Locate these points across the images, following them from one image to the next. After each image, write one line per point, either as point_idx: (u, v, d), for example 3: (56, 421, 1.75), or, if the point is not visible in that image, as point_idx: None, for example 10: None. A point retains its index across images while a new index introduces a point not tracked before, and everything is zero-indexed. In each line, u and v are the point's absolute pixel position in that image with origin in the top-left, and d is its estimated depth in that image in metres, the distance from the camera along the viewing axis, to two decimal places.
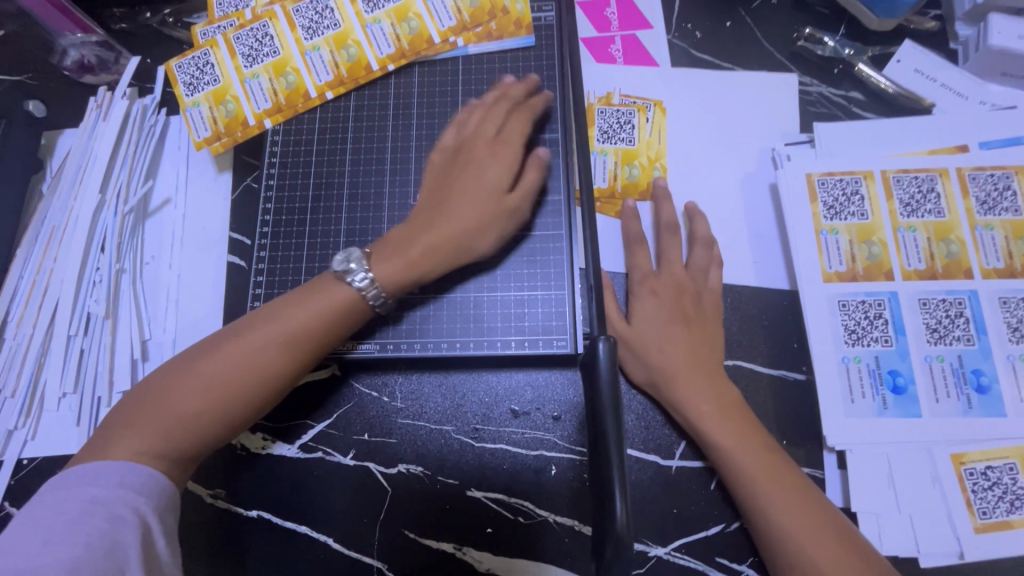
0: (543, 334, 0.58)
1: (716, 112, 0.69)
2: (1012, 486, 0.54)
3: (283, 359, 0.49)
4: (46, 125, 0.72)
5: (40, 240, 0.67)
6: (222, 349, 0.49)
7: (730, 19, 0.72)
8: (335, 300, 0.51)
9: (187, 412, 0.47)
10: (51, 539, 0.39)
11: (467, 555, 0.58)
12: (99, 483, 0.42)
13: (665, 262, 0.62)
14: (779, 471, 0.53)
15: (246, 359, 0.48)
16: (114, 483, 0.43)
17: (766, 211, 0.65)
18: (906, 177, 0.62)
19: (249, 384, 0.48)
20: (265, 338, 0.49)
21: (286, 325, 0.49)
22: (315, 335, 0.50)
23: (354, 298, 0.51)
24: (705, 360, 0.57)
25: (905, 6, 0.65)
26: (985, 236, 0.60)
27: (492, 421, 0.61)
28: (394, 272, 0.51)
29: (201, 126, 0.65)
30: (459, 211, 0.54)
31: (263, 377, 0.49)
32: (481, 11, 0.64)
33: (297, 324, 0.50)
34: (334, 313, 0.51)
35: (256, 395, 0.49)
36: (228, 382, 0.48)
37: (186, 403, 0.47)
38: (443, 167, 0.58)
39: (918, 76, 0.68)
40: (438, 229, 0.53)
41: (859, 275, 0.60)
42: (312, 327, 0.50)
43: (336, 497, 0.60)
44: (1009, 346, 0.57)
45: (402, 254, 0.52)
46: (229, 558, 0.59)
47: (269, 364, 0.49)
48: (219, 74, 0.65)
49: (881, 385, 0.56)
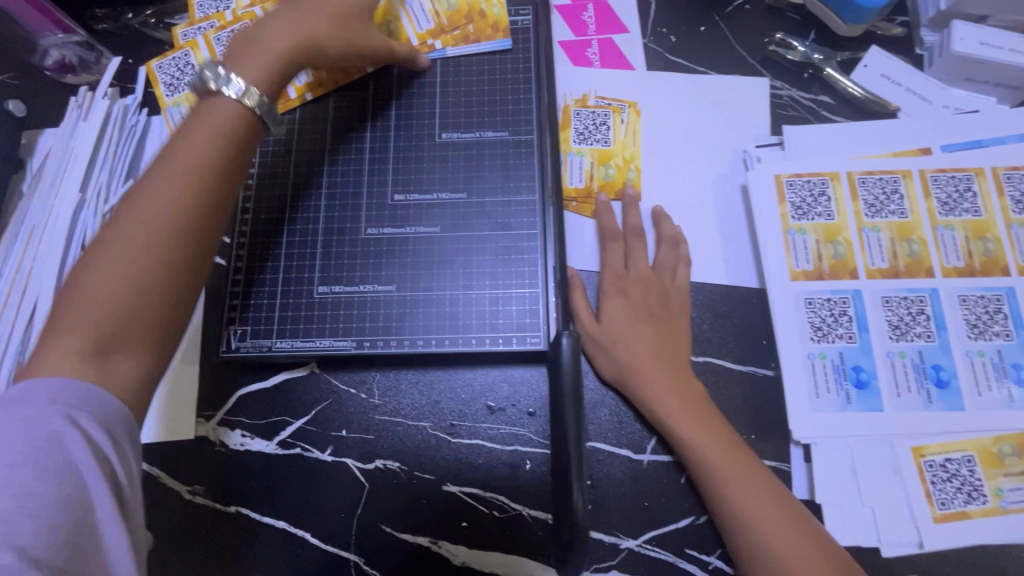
0: (517, 331, 0.59)
1: (690, 114, 0.70)
2: (970, 478, 0.56)
3: (183, 194, 0.43)
4: (26, 124, 0.73)
5: (20, 238, 0.68)
6: (125, 212, 0.43)
7: (704, 23, 0.74)
8: (218, 123, 0.46)
9: (105, 293, 0.40)
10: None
11: (442, 548, 0.59)
12: (36, 402, 0.37)
13: (636, 261, 0.63)
14: (742, 465, 0.54)
15: (144, 213, 0.42)
16: (48, 401, 0.37)
17: (737, 212, 0.67)
18: (871, 178, 0.64)
19: (161, 237, 0.42)
20: (155, 184, 0.43)
21: (173, 165, 0.44)
22: (212, 162, 0.45)
23: (237, 110, 0.47)
24: (671, 354, 0.59)
25: (873, 12, 0.67)
26: (945, 236, 0.62)
27: (468, 417, 0.62)
28: (266, 68, 0.49)
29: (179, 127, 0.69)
30: (317, 19, 0.53)
31: (173, 223, 0.43)
32: (460, 15, 0.67)
33: (186, 157, 0.44)
34: (221, 135, 0.46)
35: (175, 248, 0.42)
36: (135, 244, 0.41)
37: (104, 280, 0.41)
38: None
39: (885, 80, 0.70)
40: (295, 29, 0.52)
41: (825, 274, 0.62)
42: (206, 157, 0.45)
43: (314, 492, 0.61)
44: (968, 342, 0.58)
45: (260, 51, 0.50)
46: (206, 553, 0.60)
47: (170, 206, 0.43)
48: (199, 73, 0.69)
49: (844, 380, 0.58)
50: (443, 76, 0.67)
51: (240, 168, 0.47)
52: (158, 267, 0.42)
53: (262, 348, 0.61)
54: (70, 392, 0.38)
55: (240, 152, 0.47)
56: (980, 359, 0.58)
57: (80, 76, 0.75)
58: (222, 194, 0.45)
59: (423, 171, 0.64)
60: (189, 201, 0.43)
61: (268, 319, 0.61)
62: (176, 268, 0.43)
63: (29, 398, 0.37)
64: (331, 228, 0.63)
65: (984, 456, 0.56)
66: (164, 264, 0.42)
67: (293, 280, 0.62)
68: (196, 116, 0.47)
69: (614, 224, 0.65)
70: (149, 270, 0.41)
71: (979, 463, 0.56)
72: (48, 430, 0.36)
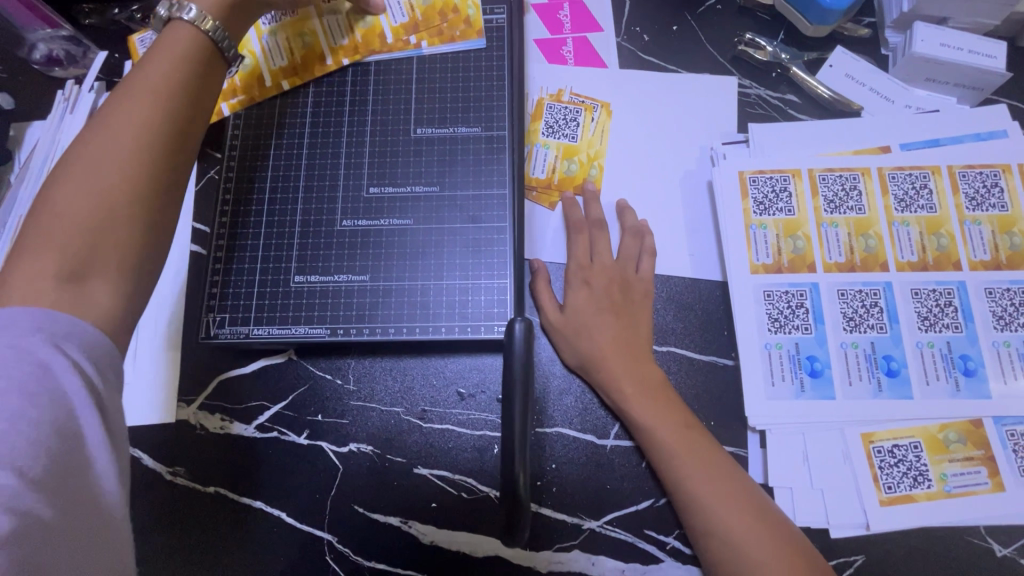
0: (485, 320, 0.62)
1: (659, 112, 0.72)
2: (916, 463, 0.58)
3: (151, 105, 0.46)
4: (16, 117, 0.75)
5: (7, 230, 0.69)
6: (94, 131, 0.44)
7: (677, 23, 0.76)
8: (179, 49, 0.50)
9: (81, 201, 0.42)
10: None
11: (412, 527, 0.62)
12: (22, 329, 0.37)
13: (599, 251, 0.66)
14: (696, 446, 0.57)
15: (115, 125, 0.45)
16: (35, 329, 0.38)
17: (703, 206, 0.69)
18: (831, 175, 0.66)
19: (135, 145, 0.44)
20: (123, 100, 0.46)
21: (139, 83, 0.47)
22: (178, 80, 0.48)
23: (194, 36, 0.51)
24: (630, 339, 0.62)
25: (837, 13, 0.69)
26: (901, 231, 0.64)
27: (439, 403, 0.64)
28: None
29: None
30: None
31: (145, 131, 0.45)
32: (434, 11, 0.68)
33: (151, 77, 0.47)
34: (183, 58, 0.50)
35: (147, 154, 0.45)
36: (108, 153, 0.43)
37: (79, 188, 0.42)
38: None
39: (850, 80, 0.72)
40: None
41: (784, 267, 0.64)
42: (172, 77, 0.48)
43: (292, 473, 0.63)
44: (918, 334, 0.61)
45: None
46: (186, 531, 0.62)
47: (141, 116, 0.45)
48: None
49: (799, 369, 0.61)
50: (418, 74, 0.69)
51: (205, 88, 0.51)
52: (133, 176, 0.44)
53: (240, 334, 0.63)
54: (57, 315, 0.39)
55: (203, 75, 0.51)
56: (929, 350, 0.60)
57: (68, 70, 0.77)
58: (191, 109, 0.49)
59: (398, 165, 0.66)
60: (159, 112, 0.46)
61: (246, 307, 0.63)
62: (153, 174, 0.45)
63: (10, 325, 0.37)
64: (308, 219, 0.65)
65: (930, 442, 0.58)
66: (138, 169, 0.44)
67: (271, 269, 0.64)
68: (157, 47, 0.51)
69: (580, 215, 0.67)
70: (124, 178, 0.43)
71: (926, 449, 0.58)
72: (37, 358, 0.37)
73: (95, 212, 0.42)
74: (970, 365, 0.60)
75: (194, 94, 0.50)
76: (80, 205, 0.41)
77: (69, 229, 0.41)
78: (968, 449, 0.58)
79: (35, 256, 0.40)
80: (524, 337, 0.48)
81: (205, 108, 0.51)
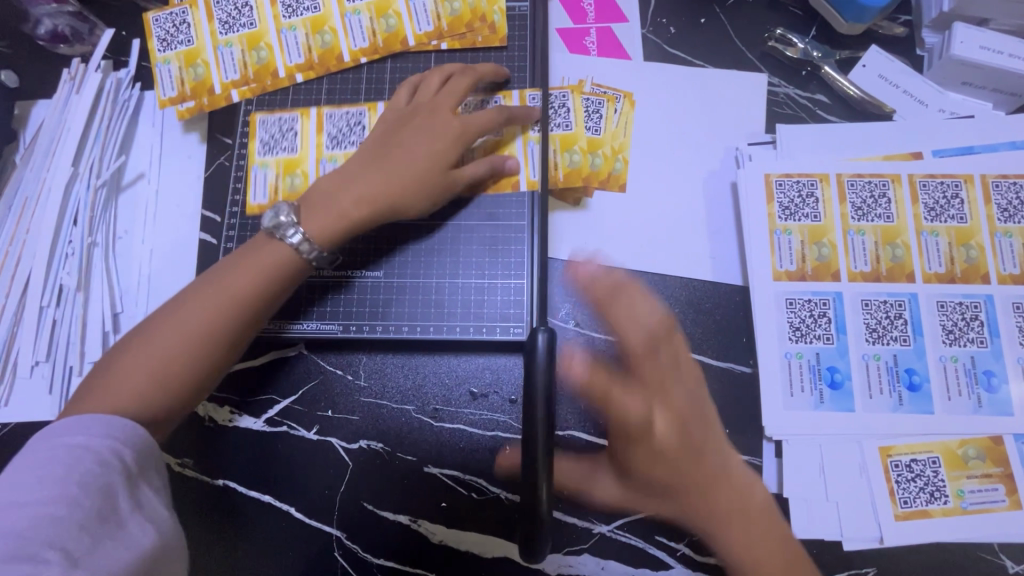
0: (501, 321, 0.61)
1: (685, 109, 0.70)
2: (933, 479, 0.57)
3: (221, 317, 0.51)
4: (20, 96, 0.73)
5: (14, 211, 0.69)
6: (174, 315, 0.51)
7: (704, 16, 0.73)
8: (270, 261, 0.53)
9: (141, 376, 0.49)
10: (36, 493, 0.41)
11: (421, 527, 0.61)
12: (88, 432, 0.44)
13: (648, 416, 0.45)
14: (745, 516, 0.51)
15: (185, 322, 0.50)
16: (101, 433, 0.45)
17: (726, 209, 0.67)
18: (859, 181, 0.64)
19: (195, 344, 0.50)
20: (199, 301, 0.51)
21: (220, 287, 0.52)
22: (250, 299, 0.52)
23: (287, 255, 0.54)
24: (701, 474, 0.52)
25: (873, 12, 0.66)
26: (929, 241, 0.62)
27: (452, 402, 0.64)
28: (334, 224, 0.55)
29: (261, 191, 0.66)
30: (403, 165, 0.57)
31: (206, 336, 0.50)
32: (579, 175, 0.67)
33: (231, 284, 0.52)
34: (271, 271, 0.53)
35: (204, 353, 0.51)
36: (177, 341, 0.50)
37: (142, 365, 0.49)
38: (392, 125, 0.60)
39: (882, 82, 0.69)
40: (378, 183, 0.57)
41: (808, 275, 0.62)
42: (244, 288, 0.52)
43: (301, 469, 0.63)
44: (942, 347, 0.60)
45: (333, 207, 0.56)
46: (193, 522, 0.62)
47: (207, 321, 0.51)
48: (297, 183, 0.65)
49: (819, 380, 0.60)
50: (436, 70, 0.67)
51: (278, 298, 0.55)
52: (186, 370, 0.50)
53: None
54: (119, 421, 0.46)
55: (282, 286, 0.54)
56: (952, 364, 0.59)
57: (73, 47, 0.74)
58: (252, 318, 0.53)
59: None
60: (224, 323, 0.51)
61: None
62: (198, 373, 0.51)
63: (74, 429, 0.44)
64: None
65: (949, 458, 0.58)
66: (189, 362, 0.50)
67: None
68: (247, 254, 0.54)
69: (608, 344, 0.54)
70: (178, 369, 0.50)
71: (944, 465, 0.57)
72: (99, 457, 0.44)
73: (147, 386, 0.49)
74: (993, 382, 0.58)
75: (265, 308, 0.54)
76: (135, 383, 0.48)
77: (124, 391, 0.48)
78: (986, 466, 0.57)
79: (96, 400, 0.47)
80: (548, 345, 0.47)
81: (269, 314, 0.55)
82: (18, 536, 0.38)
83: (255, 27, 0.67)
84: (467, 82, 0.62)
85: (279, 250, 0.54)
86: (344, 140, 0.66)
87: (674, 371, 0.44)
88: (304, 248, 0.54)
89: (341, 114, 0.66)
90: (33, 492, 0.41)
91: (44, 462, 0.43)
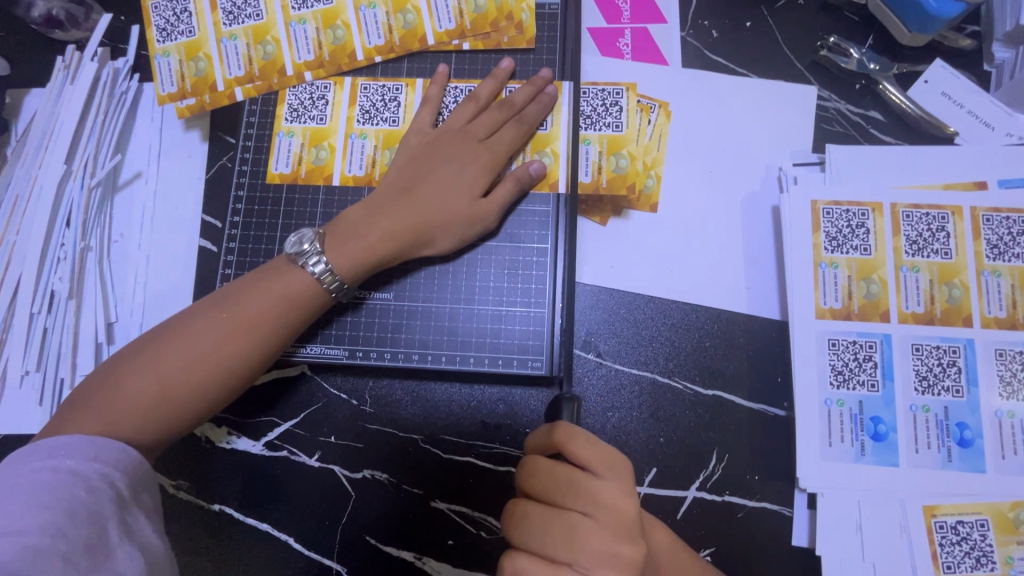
0: (518, 353, 0.57)
1: (725, 123, 0.64)
2: (980, 543, 0.53)
3: (236, 347, 0.48)
4: (11, 84, 0.68)
5: (4, 208, 0.65)
6: (186, 332, 0.48)
7: (751, 19, 0.66)
8: (293, 292, 0.51)
9: (141, 394, 0.46)
10: (21, 519, 0.37)
11: (427, 564, 0.58)
12: (76, 454, 0.42)
13: (606, 568, 0.39)
14: None
15: (195, 344, 0.48)
16: (91, 457, 0.42)
17: (765, 235, 0.62)
18: (916, 213, 0.59)
19: (201, 374, 0.47)
20: (213, 321, 0.49)
21: (238, 311, 0.49)
22: (267, 326, 0.50)
23: (311, 286, 0.51)
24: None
25: (942, 22, 0.59)
26: (990, 282, 0.57)
27: (462, 434, 0.60)
28: (359, 262, 0.53)
29: (284, 160, 0.62)
30: (433, 196, 0.54)
31: (216, 364, 0.48)
32: (624, 181, 0.60)
33: (249, 312, 0.49)
34: (293, 304, 0.51)
35: (211, 379, 0.48)
36: (185, 363, 0.47)
37: (146, 382, 0.46)
38: (419, 150, 0.57)
39: (945, 99, 0.63)
40: (405, 216, 0.54)
41: (854, 314, 0.57)
42: (264, 314, 0.50)
43: (301, 497, 0.59)
44: (998, 402, 0.55)
45: (359, 241, 0.53)
46: (187, 546, 0.59)
47: (219, 347, 0.48)
48: (323, 156, 0.61)
49: (861, 431, 0.55)
50: (455, 74, 0.62)
51: (295, 333, 0.52)
52: (189, 399, 0.47)
53: None
54: (107, 444, 0.43)
55: (307, 317, 0.52)
56: (1009, 420, 0.54)
57: (69, 33, 0.68)
58: (268, 347, 0.50)
59: None
60: (238, 353, 0.49)
61: None
62: (200, 404, 0.48)
63: (60, 452, 0.41)
64: (329, 217, 0.61)
65: (999, 521, 0.53)
66: (194, 387, 0.47)
67: None
68: (270, 277, 0.51)
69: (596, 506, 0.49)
70: (182, 394, 0.47)
71: (993, 529, 0.53)
72: (87, 482, 0.41)
73: (145, 407, 0.46)
74: None
75: (281, 339, 0.51)
76: (139, 402, 0.45)
77: (122, 409, 0.45)
78: None
79: (90, 416, 0.44)
80: (569, 418, 0.48)
81: (282, 348, 0.52)
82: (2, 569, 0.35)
83: (260, 19, 0.62)
84: (502, 110, 0.57)
85: (301, 279, 0.51)
86: (378, 115, 0.61)
87: (583, 479, 0.42)
88: (326, 278, 0.51)
89: (377, 87, 0.62)
90: (16, 518, 0.37)
91: (28, 485, 0.39)
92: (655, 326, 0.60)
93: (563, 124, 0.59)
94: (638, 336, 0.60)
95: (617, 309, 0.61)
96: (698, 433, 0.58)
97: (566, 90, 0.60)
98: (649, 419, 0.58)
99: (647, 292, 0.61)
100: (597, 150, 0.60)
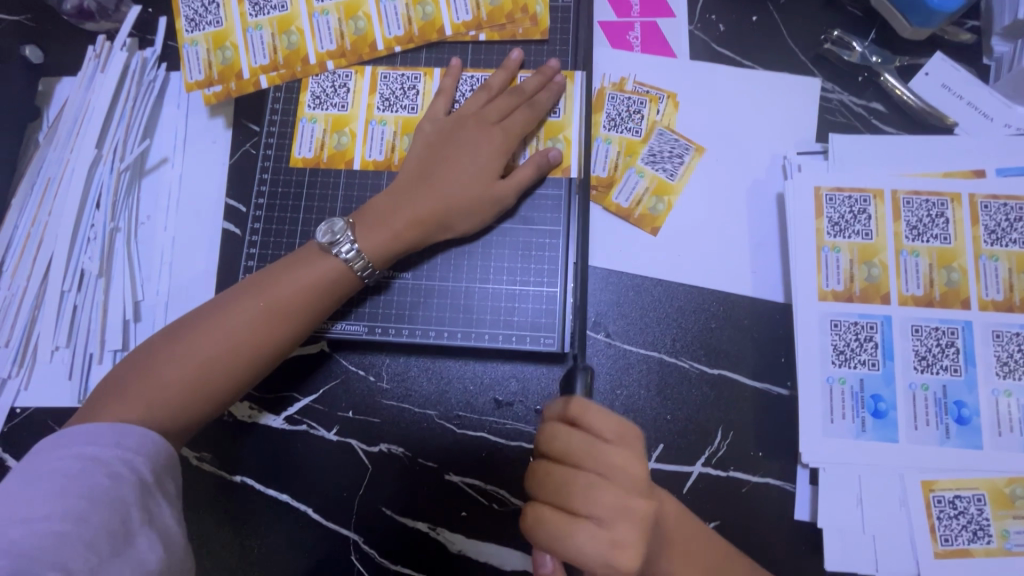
0: (531, 330, 0.59)
1: (731, 113, 0.66)
2: (977, 517, 0.55)
3: (267, 330, 0.51)
4: (44, 72, 0.71)
5: (36, 191, 0.68)
6: (219, 317, 0.50)
7: (757, 13, 0.68)
8: (320, 278, 0.53)
9: (179, 377, 0.48)
10: (46, 508, 0.39)
11: (440, 535, 0.60)
12: (99, 441, 0.43)
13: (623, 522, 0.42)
14: None
15: (229, 327, 0.50)
16: (113, 444, 0.43)
17: (770, 221, 0.64)
18: (916, 199, 0.61)
19: (235, 357, 0.50)
20: (245, 306, 0.51)
21: (269, 296, 0.52)
22: (297, 310, 0.52)
23: (337, 273, 0.54)
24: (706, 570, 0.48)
25: (942, 17, 0.61)
26: (988, 266, 0.59)
27: (475, 410, 0.62)
28: (384, 245, 0.55)
29: (307, 145, 0.64)
30: (453, 187, 0.57)
31: (250, 347, 0.50)
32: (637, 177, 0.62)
33: (280, 298, 0.52)
34: (321, 288, 0.53)
35: (245, 361, 0.50)
36: (220, 346, 0.49)
37: (183, 365, 0.48)
38: (437, 138, 0.59)
39: (945, 92, 0.65)
40: (426, 204, 0.56)
41: (856, 296, 0.59)
42: (293, 299, 0.52)
43: (318, 469, 0.62)
44: (995, 381, 0.57)
45: (387, 227, 0.55)
46: (210, 516, 0.61)
47: (252, 330, 0.51)
48: (344, 141, 0.64)
49: (862, 408, 0.57)
50: (472, 65, 0.64)
51: (322, 317, 0.55)
52: (223, 381, 0.50)
53: None
54: (131, 431, 0.45)
55: (333, 301, 0.54)
56: (1005, 399, 0.56)
57: (99, 24, 0.71)
58: (297, 330, 0.53)
59: None
60: (270, 336, 0.51)
61: None
62: (233, 386, 0.51)
63: (89, 440, 0.43)
64: (351, 201, 0.63)
65: (995, 496, 0.55)
66: (229, 369, 0.50)
67: None
68: (298, 263, 0.54)
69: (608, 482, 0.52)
70: (218, 376, 0.49)
71: (989, 503, 0.55)
72: (110, 469, 0.42)
73: (183, 389, 0.48)
74: None
75: (309, 322, 0.53)
76: (177, 385, 0.48)
77: (162, 391, 0.48)
78: None
79: (131, 400, 0.47)
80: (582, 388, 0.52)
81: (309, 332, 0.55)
82: (25, 556, 0.37)
83: (284, 10, 0.64)
84: (513, 96, 0.60)
85: (329, 263, 0.53)
86: (397, 103, 0.64)
87: (598, 448, 0.44)
88: (355, 262, 0.54)
89: (397, 75, 0.64)
90: (42, 505, 0.39)
91: (50, 474, 0.41)
92: (663, 306, 0.62)
93: (575, 112, 0.61)
94: (647, 317, 0.62)
95: (625, 292, 0.63)
96: (704, 410, 0.60)
97: (575, 80, 0.62)
98: (656, 395, 0.60)
99: (654, 275, 0.63)
100: (616, 150, 0.66)
